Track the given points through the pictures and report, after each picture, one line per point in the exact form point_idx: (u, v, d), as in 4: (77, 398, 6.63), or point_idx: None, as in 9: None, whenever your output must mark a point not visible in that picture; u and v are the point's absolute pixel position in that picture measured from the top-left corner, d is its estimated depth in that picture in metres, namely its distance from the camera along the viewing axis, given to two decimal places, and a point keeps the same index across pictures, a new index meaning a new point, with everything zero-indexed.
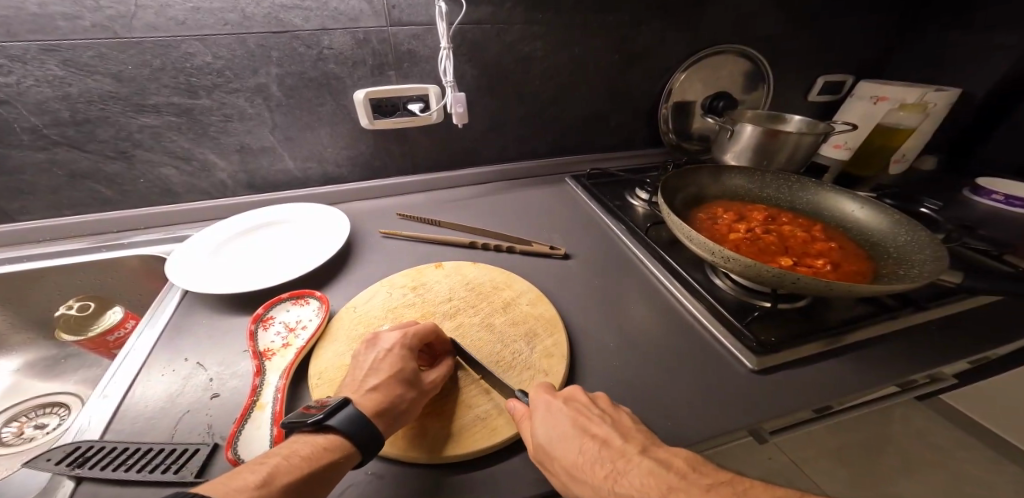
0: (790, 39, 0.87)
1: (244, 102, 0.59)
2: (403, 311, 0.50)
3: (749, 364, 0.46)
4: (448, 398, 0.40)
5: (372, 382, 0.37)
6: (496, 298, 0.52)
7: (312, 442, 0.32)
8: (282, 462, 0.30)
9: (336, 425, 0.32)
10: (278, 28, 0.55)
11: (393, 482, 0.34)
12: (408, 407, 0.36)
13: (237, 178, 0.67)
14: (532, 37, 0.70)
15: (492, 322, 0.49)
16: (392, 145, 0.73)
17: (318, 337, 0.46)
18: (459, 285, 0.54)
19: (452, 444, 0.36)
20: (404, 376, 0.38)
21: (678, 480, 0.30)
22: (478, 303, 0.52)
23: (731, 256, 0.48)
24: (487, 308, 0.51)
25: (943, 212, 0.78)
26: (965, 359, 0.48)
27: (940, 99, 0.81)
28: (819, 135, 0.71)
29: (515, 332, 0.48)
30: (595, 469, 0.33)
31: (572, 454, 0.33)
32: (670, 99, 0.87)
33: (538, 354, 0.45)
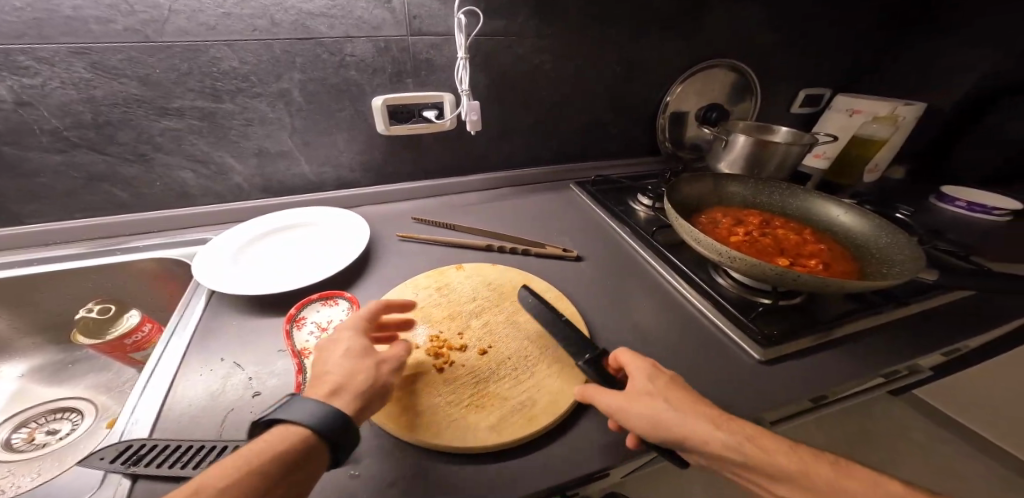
0: (776, 56, 0.94)
1: (266, 106, 0.60)
2: (433, 307, 0.53)
3: (756, 355, 0.50)
4: (482, 390, 0.43)
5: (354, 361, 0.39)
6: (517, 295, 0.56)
7: (276, 443, 0.31)
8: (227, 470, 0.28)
9: (299, 416, 0.32)
10: (303, 35, 0.56)
11: (440, 476, 0.36)
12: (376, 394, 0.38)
13: (253, 181, 0.67)
14: (542, 48, 0.74)
15: (517, 319, 0.52)
16: (406, 150, 0.75)
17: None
18: (481, 286, 0.57)
19: (493, 435, 0.38)
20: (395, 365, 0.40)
21: (779, 443, 0.33)
22: (501, 301, 0.54)
23: (737, 256, 0.52)
24: (511, 306, 0.54)
25: (913, 217, 0.85)
26: (940, 349, 0.54)
27: (910, 113, 0.88)
28: (804, 146, 0.78)
29: (539, 328, 0.51)
30: (699, 415, 0.34)
31: (680, 401, 0.35)
32: (668, 109, 0.92)
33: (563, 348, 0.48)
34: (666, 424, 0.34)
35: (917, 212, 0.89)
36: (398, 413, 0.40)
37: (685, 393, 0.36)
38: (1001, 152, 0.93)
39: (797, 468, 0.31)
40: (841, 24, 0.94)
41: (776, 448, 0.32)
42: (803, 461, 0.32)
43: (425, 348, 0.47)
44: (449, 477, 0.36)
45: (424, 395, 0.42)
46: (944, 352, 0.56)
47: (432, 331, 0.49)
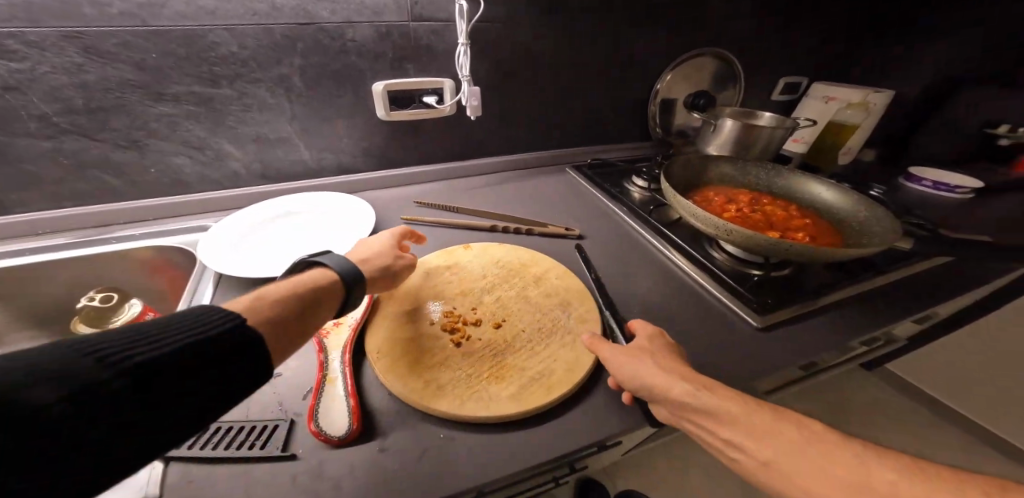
0: (759, 45, 0.98)
1: (265, 92, 0.59)
2: (445, 284, 0.54)
3: (753, 322, 0.54)
4: (500, 361, 0.44)
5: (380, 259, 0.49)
6: (526, 272, 0.57)
7: (312, 279, 0.38)
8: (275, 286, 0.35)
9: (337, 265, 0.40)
10: (304, 19, 0.55)
11: (470, 445, 0.37)
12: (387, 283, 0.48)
13: (251, 168, 0.65)
14: (539, 36, 0.75)
15: (527, 294, 0.53)
16: (406, 135, 0.75)
17: (374, 311, 0.48)
18: (490, 264, 0.58)
19: (517, 404, 0.39)
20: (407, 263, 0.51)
21: (731, 399, 0.33)
22: (510, 278, 0.56)
23: (734, 228, 0.55)
24: (520, 283, 0.55)
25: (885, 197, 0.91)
26: (916, 314, 0.59)
27: (879, 100, 0.95)
28: (786, 129, 0.83)
29: (549, 302, 0.52)
30: (666, 368, 0.37)
31: (659, 358, 0.38)
32: (658, 96, 0.95)
33: (574, 320, 0.50)
34: (658, 379, 0.36)
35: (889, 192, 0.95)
36: (421, 385, 0.40)
37: (666, 355, 0.39)
38: (963, 136, 1.00)
39: (730, 411, 0.32)
40: (819, 14, 0.98)
41: (718, 398, 0.33)
42: (739, 412, 0.32)
43: (441, 322, 0.48)
44: (478, 444, 0.37)
45: (445, 368, 0.43)
46: (919, 318, 0.61)
47: (446, 308, 0.50)
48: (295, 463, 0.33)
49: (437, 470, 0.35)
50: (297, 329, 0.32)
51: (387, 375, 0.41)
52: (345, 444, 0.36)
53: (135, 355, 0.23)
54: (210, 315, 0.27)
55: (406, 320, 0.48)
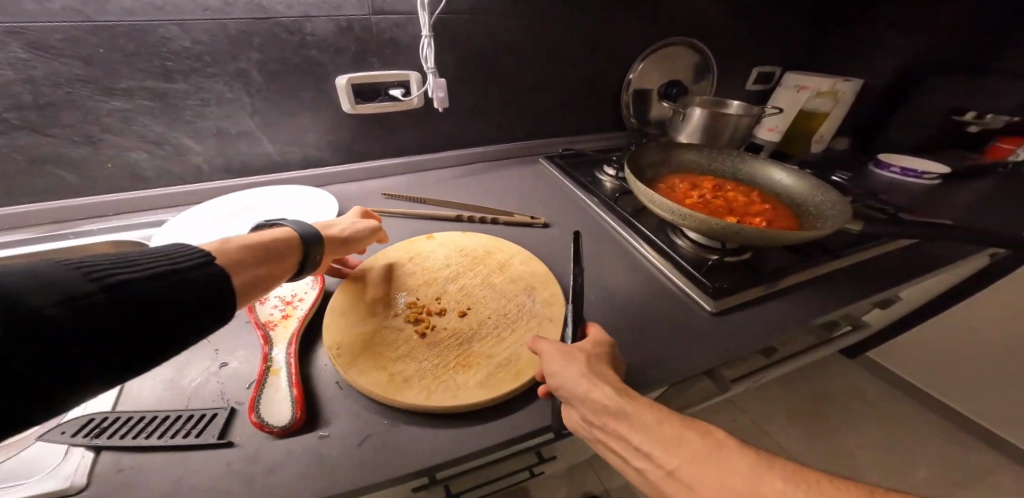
0: (730, 35, 0.98)
1: (223, 86, 0.58)
2: (411, 276, 0.54)
3: (709, 307, 0.55)
4: (466, 350, 0.44)
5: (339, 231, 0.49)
6: (493, 259, 0.58)
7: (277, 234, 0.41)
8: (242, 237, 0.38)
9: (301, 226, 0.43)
10: (260, 14, 0.55)
11: (416, 436, 0.37)
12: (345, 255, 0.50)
13: (213, 162, 0.65)
14: (507, 28, 0.75)
15: (492, 281, 0.54)
16: (374, 128, 0.75)
17: (339, 302, 0.49)
18: (454, 253, 0.59)
19: (482, 392, 0.39)
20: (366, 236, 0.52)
21: (650, 407, 0.33)
22: (475, 266, 0.57)
23: (689, 214, 0.56)
24: (485, 270, 0.56)
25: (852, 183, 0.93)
26: (871, 297, 0.60)
27: (848, 88, 0.96)
28: (753, 117, 0.84)
29: (515, 288, 0.53)
30: (597, 372, 0.36)
31: (590, 361, 0.38)
32: (631, 87, 0.96)
33: (540, 304, 0.51)
34: (587, 384, 0.35)
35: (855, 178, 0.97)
36: (381, 376, 0.40)
37: (593, 359, 0.38)
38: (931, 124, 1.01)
39: (649, 419, 0.32)
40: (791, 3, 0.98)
41: (634, 407, 0.33)
42: (655, 418, 0.33)
43: (405, 313, 0.48)
44: (424, 434, 0.38)
45: (409, 360, 0.42)
46: (878, 300, 0.62)
47: (411, 299, 0.51)
48: (230, 450, 0.34)
49: (382, 459, 0.35)
50: (254, 279, 0.35)
51: (346, 367, 0.41)
52: (289, 434, 0.36)
53: (117, 276, 0.26)
54: (178, 254, 0.30)
55: (369, 312, 0.48)
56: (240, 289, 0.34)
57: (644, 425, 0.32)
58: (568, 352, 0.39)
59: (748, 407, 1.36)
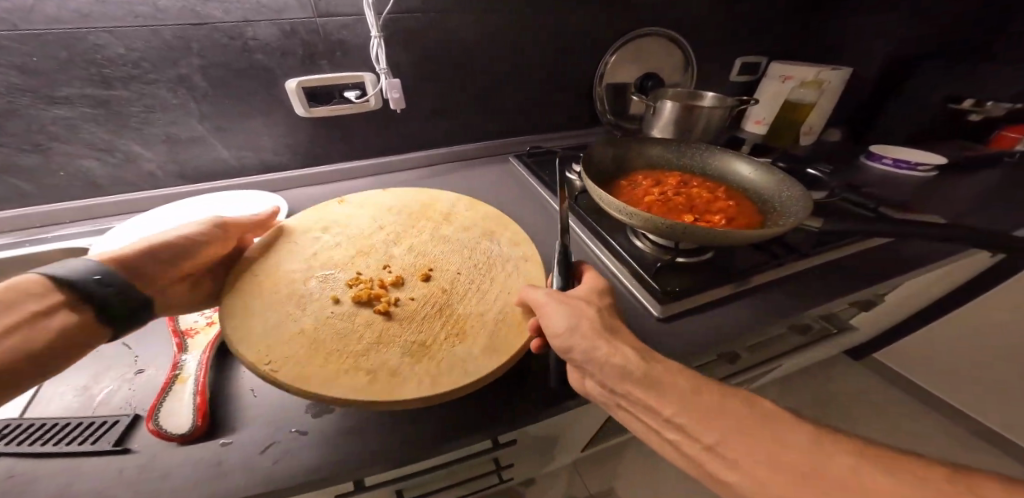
0: (709, 25, 0.94)
1: (166, 93, 0.59)
2: (326, 256, 0.51)
3: (656, 312, 0.52)
4: (453, 314, 0.44)
5: (147, 252, 0.42)
6: (436, 226, 0.59)
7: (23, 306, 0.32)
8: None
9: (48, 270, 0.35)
10: (195, 20, 0.55)
11: (319, 445, 0.37)
12: (170, 270, 0.43)
13: (166, 168, 0.66)
14: (466, 26, 0.73)
15: (441, 232, 0.57)
16: (332, 131, 0.75)
17: (226, 290, 0.44)
18: (385, 214, 0.60)
19: (493, 356, 0.40)
20: (194, 244, 0.45)
21: (677, 374, 0.34)
22: (415, 222, 0.59)
23: (636, 213, 0.54)
24: (427, 225, 0.59)
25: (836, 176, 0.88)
26: (842, 298, 0.56)
27: (834, 78, 0.91)
28: (726, 109, 0.82)
29: (471, 236, 0.57)
30: (615, 335, 0.36)
31: (597, 318, 0.37)
32: (604, 80, 0.94)
33: (505, 245, 0.55)
34: (608, 348, 0.35)
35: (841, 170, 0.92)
36: (342, 368, 0.38)
37: (607, 319, 0.38)
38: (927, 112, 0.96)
39: (683, 391, 0.33)
40: None
41: (661, 376, 0.34)
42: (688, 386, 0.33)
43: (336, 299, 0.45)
44: (327, 443, 0.37)
45: (381, 338, 0.41)
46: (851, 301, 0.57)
47: (349, 276, 0.49)
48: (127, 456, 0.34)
49: (278, 469, 0.34)
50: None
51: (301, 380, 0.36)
52: (192, 440, 0.36)
53: None
54: None
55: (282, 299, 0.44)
56: None
57: (676, 398, 0.32)
58: (574, 305, 0.38)
59: None
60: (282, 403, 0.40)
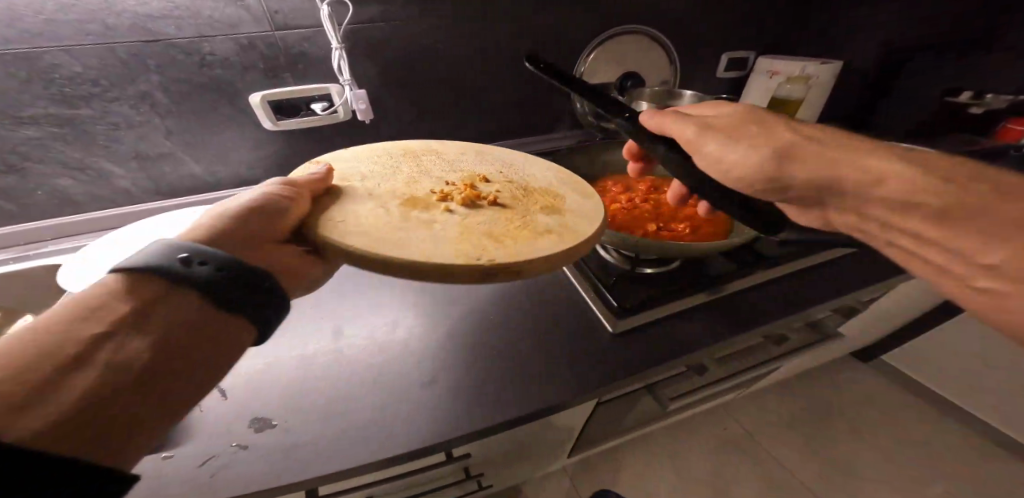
0: (690, 20, 0.91)
1: (130, 109, 0.60)
2: (365, 193, 0.48)
3: (610, 328, 0.52)
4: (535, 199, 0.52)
5: (235, 219, 0.38)
6: (438, 153, 0.61)
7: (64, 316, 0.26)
8: (55, 348, 0.24)
9: (122, 264, 0.29)
10: (148, 37, 0.55)
11: (265, 458, 0.37)
12: (260, 224, 0.39)
13: (141, 184, 0.68)
14: (433, 32, 0.73)
15: (442, 155, 0.61)
16: (304, 143, 0.75)
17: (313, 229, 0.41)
18: (375, 156, 0.57)
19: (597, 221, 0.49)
20: (269, 199, 0.41)
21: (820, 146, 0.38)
22: (408, 156, 0.59)
23: None
24: (422, 156, 0.59)
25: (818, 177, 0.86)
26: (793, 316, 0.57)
27: (821, 72, 0.88)
28: (704, 108, 0.80)
29: (471, 156, 0.61)
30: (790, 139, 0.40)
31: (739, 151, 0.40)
32: (582, 80, 0.91)
33: (509, 156, 0.63)
34: (806, 150, 0.38)
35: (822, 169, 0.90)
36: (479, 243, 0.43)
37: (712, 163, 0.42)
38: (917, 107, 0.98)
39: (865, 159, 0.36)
40: None
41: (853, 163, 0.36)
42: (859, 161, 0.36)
43: (412, 209, 0.46)
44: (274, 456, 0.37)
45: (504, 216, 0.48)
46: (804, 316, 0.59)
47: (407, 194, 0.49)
48: None
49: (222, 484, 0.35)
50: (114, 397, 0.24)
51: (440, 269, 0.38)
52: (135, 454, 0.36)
53: None
54: None
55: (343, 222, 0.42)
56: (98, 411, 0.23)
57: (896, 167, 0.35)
58: (757, 134, 0.40)
59: (742, 413, 1.27)
60: (228, 418, 0.40)
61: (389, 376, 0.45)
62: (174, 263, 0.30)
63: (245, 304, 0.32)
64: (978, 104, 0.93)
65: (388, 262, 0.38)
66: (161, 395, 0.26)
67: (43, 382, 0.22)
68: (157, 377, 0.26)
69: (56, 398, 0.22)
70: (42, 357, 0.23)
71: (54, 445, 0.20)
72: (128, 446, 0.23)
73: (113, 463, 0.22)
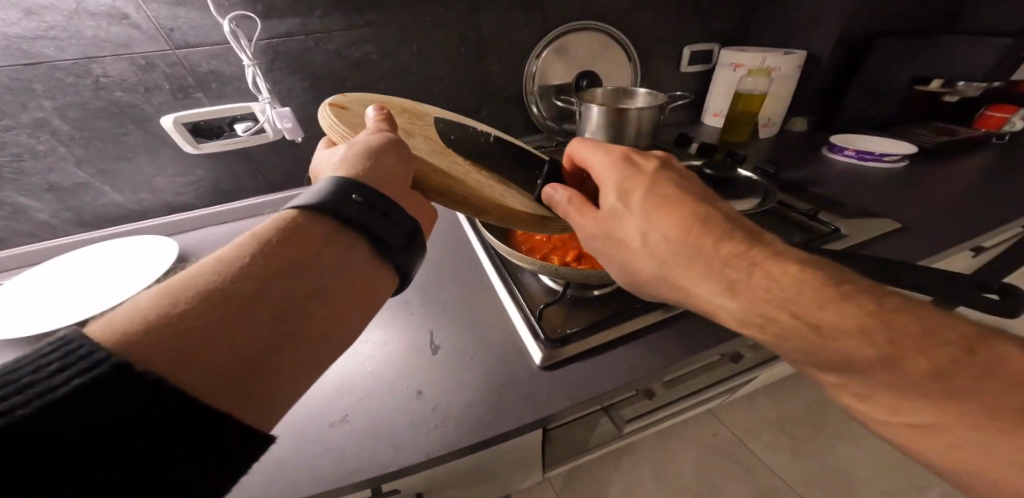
0: (642, 15, 0.87)
1: (29, 139, 0.56)
2: (414, 142, 0.40)
3: (539, 361, 0.49)
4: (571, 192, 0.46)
5: (370, 156, 0.32)
6: (447, 121, 0.50)
7: (228, 275, 0.25)
8: (204, 283, 0.24)
9: (298, 203, 0.29)
10: (28, 60, 0.51)
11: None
12: (400, 166, 0.33)
13: (62, 217, 0.64)
14: (360, 42, 0.69)
15: (466, 122, 0.51)
16: (237, 165, 0.72)
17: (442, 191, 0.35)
18: (392, 106, 0.46)
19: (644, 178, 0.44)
20: (392, 136, 0.34)
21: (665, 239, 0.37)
22: (421, 115, 0.47)
23: (515, 255, 0.51)
24: (438, 119, 0.48)
25: (780, 177, 0.81)
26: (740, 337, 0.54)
27: (782, 63, 0.87)
28: (655, 108, 0.76)
29: (490, 130, 0.52)
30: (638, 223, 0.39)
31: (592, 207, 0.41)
32: (535, 83, 0.87)
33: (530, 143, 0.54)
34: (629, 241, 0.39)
35: (784, 168, 0.86)
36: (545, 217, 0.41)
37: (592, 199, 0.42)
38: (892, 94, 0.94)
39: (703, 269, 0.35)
40: None
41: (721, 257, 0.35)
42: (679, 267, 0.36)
43: (473, 163, 0.42)
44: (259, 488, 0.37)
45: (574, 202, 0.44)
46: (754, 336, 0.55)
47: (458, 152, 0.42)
48: None
49: None
50: (251, 377, 0.23)
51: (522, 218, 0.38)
52: None
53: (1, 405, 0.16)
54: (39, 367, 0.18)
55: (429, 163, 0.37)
56: (244, 390, 0.23)
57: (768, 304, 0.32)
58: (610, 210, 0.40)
59: (730, 417, 1.23)
60: None
61: (313, 418, 0.44)
62: (355, 202, 0.29)
63: (360, 285, 0.29)
64: (953, 92, 0.89)
65: (483, 215, 0.36)
66: (295, 369, 0.25)
67: (210, 324, 0.22)
68: (293, 329, 0.25)
69: (214, 346, 0.22)
70: (189, 294, 0.23)
71: (196, 403, 0.20)
72: (275, 393, 0.24)
73: (245, 419, 0.22)
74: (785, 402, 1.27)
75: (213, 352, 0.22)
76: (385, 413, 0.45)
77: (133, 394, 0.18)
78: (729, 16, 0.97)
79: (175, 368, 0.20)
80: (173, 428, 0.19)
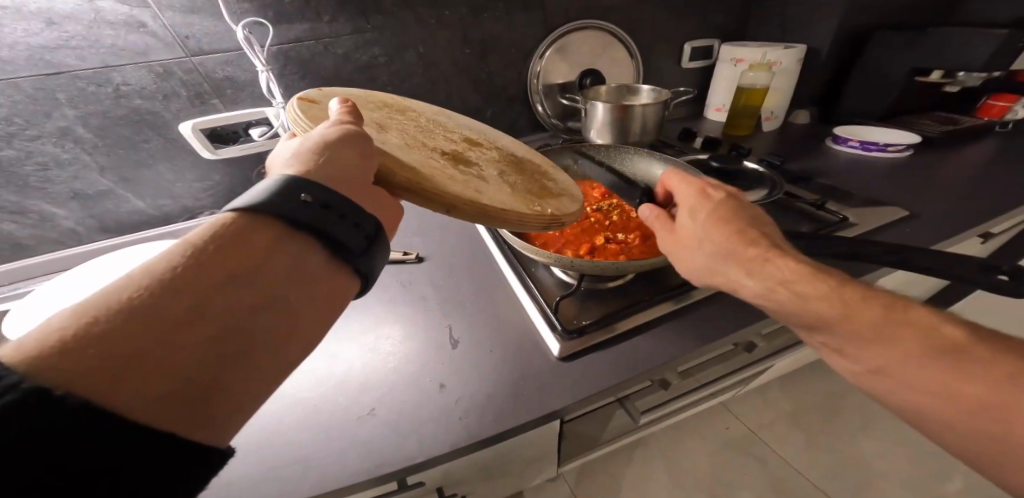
0: (642, 11, 0.88)
1: (54, 147, 0.57)
2: (386, 137, 0.40)
3: (556, 353, 0.50)
4: (546, 187, 0.46)
5: (325, 154, 0.31)
6: (419, 113, 0.50)
7: (162, 282, 0.21)
8: (128, 291, 0.21)
9: (242, 203, 0.26)
10: (52, 69, 0.53)
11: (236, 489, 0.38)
12: (359, 163, 0.32)
13: (86, 223, 0.66)
14: (367, 45, 0.70)
15: (439, 117, 0.51)
16: (253, 169, 0.74)
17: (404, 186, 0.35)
18: (363, 102, 0.46)
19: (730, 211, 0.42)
20: (352, 131, 0.34)
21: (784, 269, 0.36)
22: (391, 109, 0.48)
23: (530, 249, 0.53)
24: (410, 112, 0.49)
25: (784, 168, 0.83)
26: (755, 325, 0.55)
27: (783, 58, 0.88)
28: (660, 103, 0.77)
29: (465, 126, 0.53)
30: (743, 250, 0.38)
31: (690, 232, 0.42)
32: (539, 81, 0.88)
33: (508, 139, 0.55)
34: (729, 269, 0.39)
35: (788, 160, 0.87)
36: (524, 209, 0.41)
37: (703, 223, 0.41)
38: (893, 86, 0.94)
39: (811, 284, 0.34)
40: None
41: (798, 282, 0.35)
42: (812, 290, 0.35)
43: (450, 158, 0.42)
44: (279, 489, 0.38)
45: (550, 199, 0.44)
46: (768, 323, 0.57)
47: (433, 146, 0.42)
48: None
49: None
50: (193, 395, 0.20)
51: (495, 213, 0.37)
52: None
53: None
54: None
55: (397, 158, 0.37)
56: (191, 409, 0.20)
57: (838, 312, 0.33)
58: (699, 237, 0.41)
59: (741, 411, 1.23)
60: None
61: (339, 413, 0.45)
62: (304, 202, 0.26)
63: (319, 291, 0.27)
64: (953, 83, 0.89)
65: (453, 212, 0.35)
66: (247, 383, 0.23)
67: (144, 339, 0.19)
68: (242, 341, 0.23)
69: (147, 365, 0.19)
70: (112, 308, 0.20)
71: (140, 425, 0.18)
72: (226, 409, 0.21)
73: (196, 439, 0.20)
74: (797, 394, 1.27)
75: (145, 370, 0.19)
76: (408, 405, 0.46)
77: (53, 426, 0.15)
78: (728, 12, 0.98)
79: (104, 385, 0.17)
80: (114, 457, 0.16)
